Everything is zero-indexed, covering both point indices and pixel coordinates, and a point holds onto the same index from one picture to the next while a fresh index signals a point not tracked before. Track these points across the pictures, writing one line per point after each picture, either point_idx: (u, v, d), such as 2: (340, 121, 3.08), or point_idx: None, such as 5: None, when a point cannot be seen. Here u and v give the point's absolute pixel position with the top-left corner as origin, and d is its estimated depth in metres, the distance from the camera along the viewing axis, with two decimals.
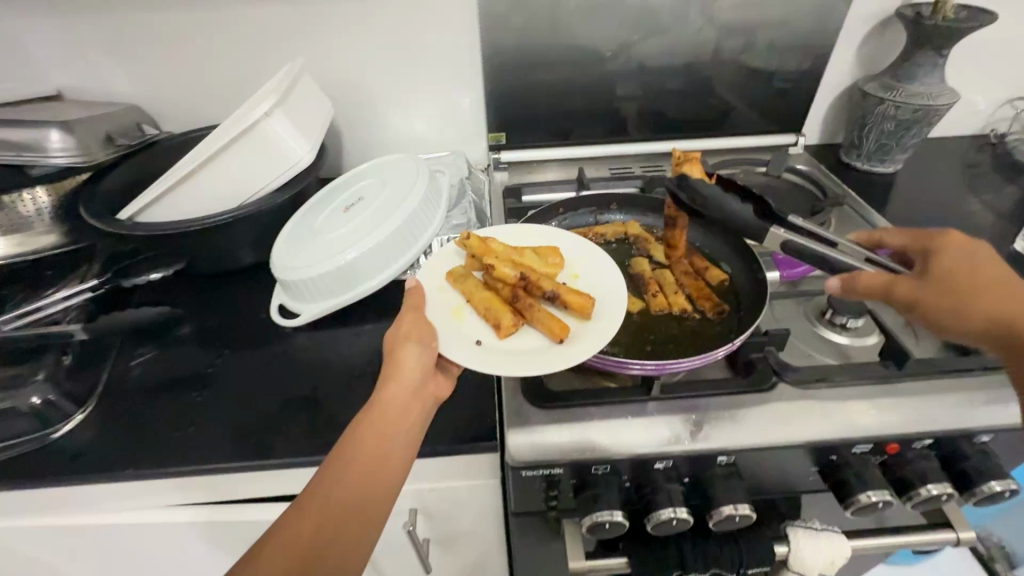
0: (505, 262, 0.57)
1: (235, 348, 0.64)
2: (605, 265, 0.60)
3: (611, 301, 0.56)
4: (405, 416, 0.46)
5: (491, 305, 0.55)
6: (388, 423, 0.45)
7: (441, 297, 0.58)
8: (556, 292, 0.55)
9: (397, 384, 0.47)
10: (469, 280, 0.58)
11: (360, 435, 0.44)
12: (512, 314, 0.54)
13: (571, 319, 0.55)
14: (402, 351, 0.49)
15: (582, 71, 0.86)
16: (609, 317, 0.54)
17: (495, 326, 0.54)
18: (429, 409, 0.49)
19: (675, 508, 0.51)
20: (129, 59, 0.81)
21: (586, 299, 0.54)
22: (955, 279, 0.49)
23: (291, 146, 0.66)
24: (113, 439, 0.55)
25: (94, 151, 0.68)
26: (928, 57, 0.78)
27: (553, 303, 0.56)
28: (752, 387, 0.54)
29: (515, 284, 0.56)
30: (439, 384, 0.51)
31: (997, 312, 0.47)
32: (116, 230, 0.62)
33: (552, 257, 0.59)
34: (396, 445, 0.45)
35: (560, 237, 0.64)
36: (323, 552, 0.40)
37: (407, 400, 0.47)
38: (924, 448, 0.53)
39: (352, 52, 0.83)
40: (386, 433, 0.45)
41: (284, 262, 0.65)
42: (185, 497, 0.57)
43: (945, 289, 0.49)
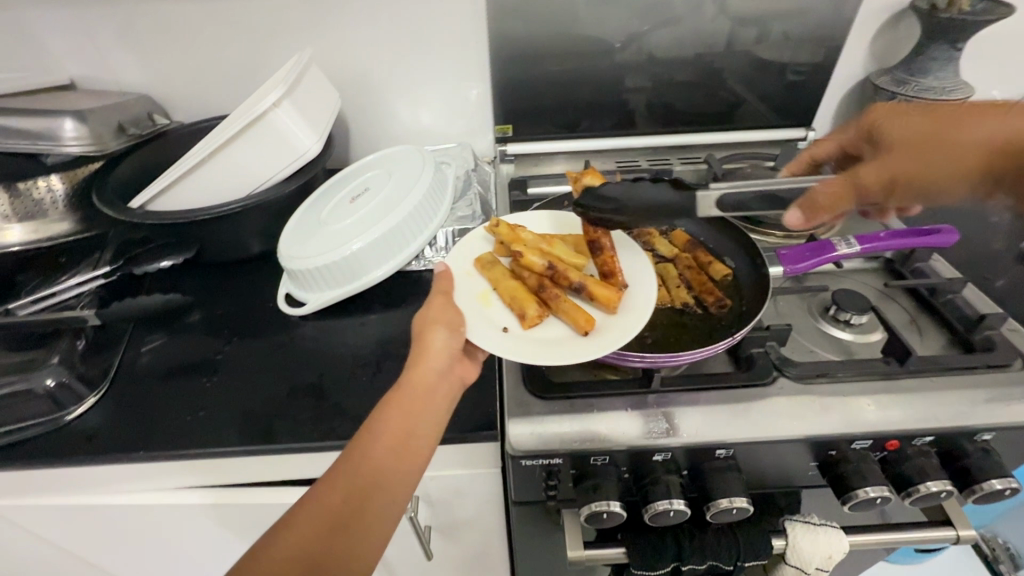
0: (534, 250, 0.57)
1: (243, 336, 0.66)
2: (631, 257, 0.60)
3: (638, 292, 0.56)
4: (434, 397, 0.47)
5: (517, 295, 0.55)
6: (419, 403, 0.46)
7: (467, 282, 0.58)
8: (583, 284, 0.55)
9: (427, 367, 0.47)
10: (497, 267, 0.58)
11: (390, 412, 0.44)
12: (537, 305, 0.55)
13: (597, 310, 0.55)
14: (431, 334, 0.50)
15: (590, 62, 0.85)
16: (640, 307, 0.54)
17: (520, 315, 0.54)
18: (455, 392, 0.50)
19: (672, 500, 0.52)
20: (141, 48, 0.82)
21: (613, 292, 0.54)
22: (935, 134, 0.58)
23: (299, 137, 0.67)
24: (125, 421, 0.57)
25: (106, 140, 0.69)
26: (942, 51, 0.76)
27: (579, 295, 0.56)
28: (753, 380, 0.54)
29: (542, 273, 0.57)
30: (467, 367, 0.52)
31: (979, 137, 0.56)
32: (127, 219, 0.63)
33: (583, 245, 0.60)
34: (425, 425, 0.45)
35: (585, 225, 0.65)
36: (354, 522, 0.40)
37: (435, 382, 0.48)
38: (924, 445, 0.53)
39: (361, 43, 0.84)
40: (416, 409, 0.45)
41: (299, 249, 0.66)
42: (193, 479, 0.58)
43: (931, 144, 0.58)
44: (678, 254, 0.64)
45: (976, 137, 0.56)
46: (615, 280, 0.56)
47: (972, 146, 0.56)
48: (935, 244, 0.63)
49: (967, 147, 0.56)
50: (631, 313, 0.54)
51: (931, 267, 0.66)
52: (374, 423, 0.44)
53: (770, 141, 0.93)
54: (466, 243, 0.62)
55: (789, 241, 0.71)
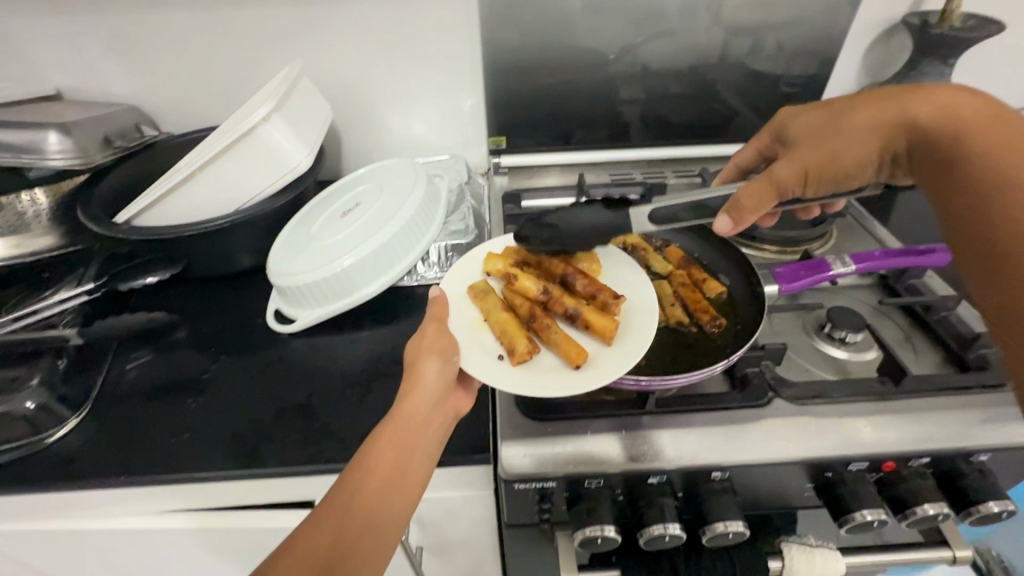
0: (529, 275, 0.56)
1: (231, 353, 0.64)
2: (633, 277, 0.58)
3: (638, 318, 0.54)
4: (426, 431, 0.46)
5: (506, 328, 0.53)
6: (408, 438, 0.44)
7: (462, 308, 0.57)
8: (577, 313, 0.53)
9: (418, 400, 0.46)
10: (489, 297, 0.56)
11: (379, 446, 0.43)
12: (526, 340, 0.52)
13: (592, 342, 0.53)
14: (424, 364, 0.48)
15: (584, 74, 0.85)
16: (641, 335, 0.52)
17: (509, 350, 0.52)
18: (447, 424, 0.49)
19: (667, 524, 0.51)
20: (130, 59, 0.81)
21: (608, 322, 0.52)
22: (833, 122, 0.53)
23: (288, 151, 0.66)
24: (107, 443, 0.56)
25: (91, 152, 0.68)
26: (935, 66, 0.77)
27: (574, 323, 0.54)
28: (748, 402, 0.53)
29: (536, 298, 0.56)
30: (461, 399, 0.51)
31: (876, 118, 0.50)
32: (113, 235, 0.62)
33: (590, 265, 0.59)
34: (415, 460, 0.44)
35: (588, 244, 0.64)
36: (342, 563, 0.38)
37: (427, 415, 0.46)
38: (920, 467, 0.53)
39: (353, 53, 0.83)
40: (407, 444, 0.44)
41: (288, 266, 0.64)
42: (177, 502, 0.56)
43: (837, 133, 0.52)
44: (673, 271, 0.63)
45: (877, 118, 0.50)
46: (608, 297, 0.54)
47: (871, 127, 0.50)
48: (928, 265, 0.63)
49: (870, 130, 0.50)
50: (632, 339, 0.52)
51: (925, 283, 0.66)
52: (362, 459, 0.43)
53: None
54: (460, 266, 0.61)
55: (782, 257, 0.71)
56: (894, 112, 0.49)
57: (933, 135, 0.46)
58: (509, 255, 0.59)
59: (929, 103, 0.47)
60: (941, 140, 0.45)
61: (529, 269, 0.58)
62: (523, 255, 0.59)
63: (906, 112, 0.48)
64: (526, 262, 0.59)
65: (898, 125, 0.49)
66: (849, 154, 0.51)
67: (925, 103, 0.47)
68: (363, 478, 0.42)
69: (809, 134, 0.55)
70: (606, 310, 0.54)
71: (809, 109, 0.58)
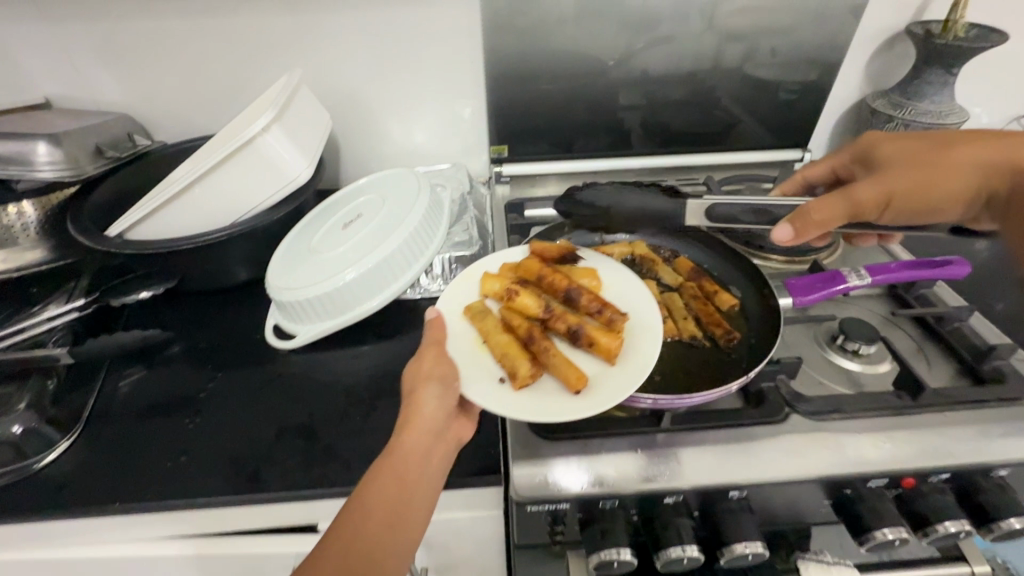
0: (529, 292, 0.54)
1: (228, 370, 0.62)
2: (638, 292, 0.57)
3: (640, 337, 0.52)
4: (427, 461, 0.44)
5: (508, 352, 0.51)
6: (410, 471, 0.42)
7: (459, 329, 0.55)
8: (582, 331, 0.51)
9: (418, 429, 0.44)
10: (488, 318, 0.54)
11: (378, 481, 0.41)
12: (529, 363, 0.50)
13: (596, 364, 0.51)
14: (424, 390, 0.46)
15: (585, 81, 0.84)
16: (643, 352, 0.50)
17: (511, 375, 0.50)
18: (450, 452, 0.47)
19: (685, 546, 0.49)
20: (122, 67, 0.79)
21: (614, 342, 0.50)
22: (931, 154, 0.55)
23: (288, 162, 0.64)
24: (101, 468, 0.53)
25: (82, 163, 0.66)
26: (938, 75, 0.76)
27: (577, 342, 0.52)
28: (765, 418, 0.53)
29: (537, 317, 0.54)
30: (461, 426, 0.50)
31: (979, 161, 0.53)
32: (105, 249, 0.60)
33: (592, 281, 0.56)
34: (418, 492, 0.42)
35: (590, 257, 0.61)
36: None
37: (429, 444, 0.45)
38: (939, 482, 0.51)
39: (351, 61, 0.81)
40: (410, 476, 0.42)
41: (286, 281, 0.62)
42: (171, 529, 0.54)
43: (933, 165, 0.54)
44: (683, 283, 0.63)
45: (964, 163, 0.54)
46: (611, 314, 0.52)
47: (971, 170, 0.53)
48: (946, 276, 0.62)
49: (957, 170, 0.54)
50: (635, 355, 0.50)
51: (935, 294, 0.66)
52: (361, 494, 0.41)
53: (766, 162, 0.93)
54: (457, 285, 0.59)
55: (791, 266, 0.71)
56: (995, 160, 0.53)
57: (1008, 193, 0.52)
58: (507, 274, 0.58)
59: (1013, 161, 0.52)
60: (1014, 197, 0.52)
61: (530, 285, 0.56)
62: (522, 272, 0.57)
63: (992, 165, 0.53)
64: (525, 280, 0.57)
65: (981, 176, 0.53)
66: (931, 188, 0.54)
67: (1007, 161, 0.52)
68: (362, 517, 0.40)
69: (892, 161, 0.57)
70: (609, 327, 0.52)
71: (893, 137, 0.60)
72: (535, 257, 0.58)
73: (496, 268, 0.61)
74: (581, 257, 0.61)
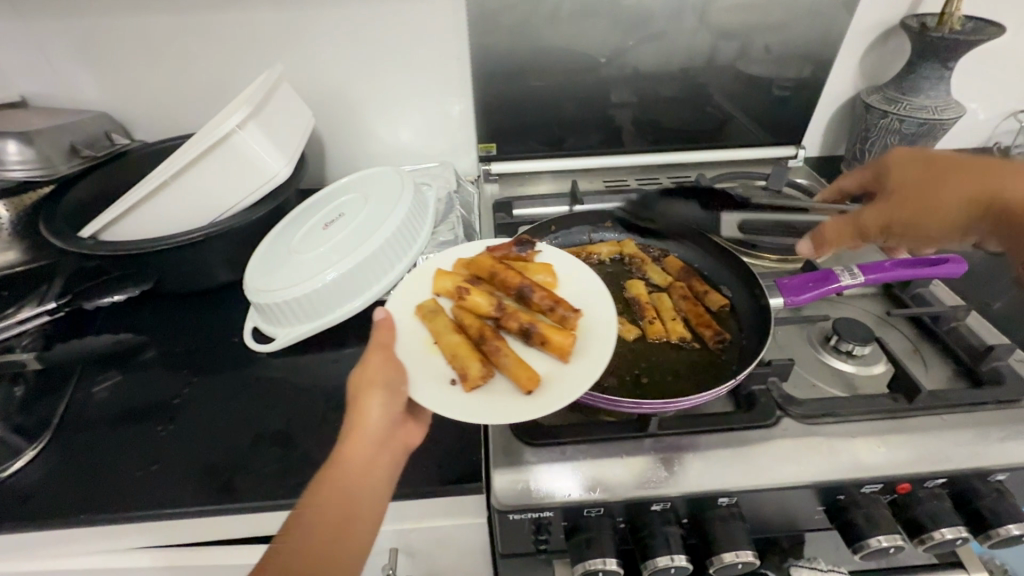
0: (481, 291, 0.53)
1: (204, 375, 0.60)
2: (591, 287, 0.55)
3: (594, 332, 0.50)
4: (371, 473, 0.42)
5: (458, 352, 0.48)
6: (349, 490, 0.41)
7: (409, 330, 0.52)
8: (533, 329, 0.49)
9: (360, 442, 0.43)
10: (439, 317, 0.52)
11: (319, 501, 0.40)
12: (479, 363, 0.48)
13: (549, 362, 0.49)
14: (366, 400, 0.44)
15: (575, 77, 0.82)
16: (597, 348, 0.49)
17: (461, 376, 0.47)
18: (397, 461, 0.45)
19: (673, 555, 0.48)
20: (98, 64, 0.77)
21: (565, 339, 0.48)
22: (932, 185, 0.53)
23: (266, 160, 0.62)
24: (69, 478, 0.51)
25: (55, 162, 0.64)
26: (933, 69, 0.75)
27: (530, 340, 0.50)
28: (757, 422, 0.51)
29: (489, 316, 0.53)
30: (410, 430, 0.47)
31: (979, 195, 0.50)
32: (76, 250, 0.58)
33: (547, 277, 0.55)
34: (361, 512, 0.41)
35: (547, 249, 0.59)
36: None
37: (372, 458, 0.43)
38: (936, 488, 0.50)
39: (335, 58, 0.80)
40: (350, 493, 0.41)
41: (263, 283, 0.61)
42: (143, 540, 0.52)
43: (934, 197, 0.52)
44: (672, 283, 0.62)
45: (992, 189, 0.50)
46: (563, 311, 0.51)
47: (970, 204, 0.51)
48: (944, 275, 0.61)
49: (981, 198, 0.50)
50: (589, 350, 0.49)
51: (932, 293, 0.64)
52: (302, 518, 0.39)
53: (760, 159, 0.91)
54: (409, 282, 0.56)
55: (784, 265, 0.69)
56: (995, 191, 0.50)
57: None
58: (459, 272, 0.57)
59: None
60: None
61: (482, 284, 0.55)
62: (475, 270, 0.56)
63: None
64: (479, 278, 0.56)
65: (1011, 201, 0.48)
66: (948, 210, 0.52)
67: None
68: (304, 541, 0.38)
69: (917, 179, 0.55)
70: (562, 325, 0.51)
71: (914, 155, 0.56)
72: (486, 254, 0.57)
73: (450, 264, 0.59)
74: (535, 248, 0.59)
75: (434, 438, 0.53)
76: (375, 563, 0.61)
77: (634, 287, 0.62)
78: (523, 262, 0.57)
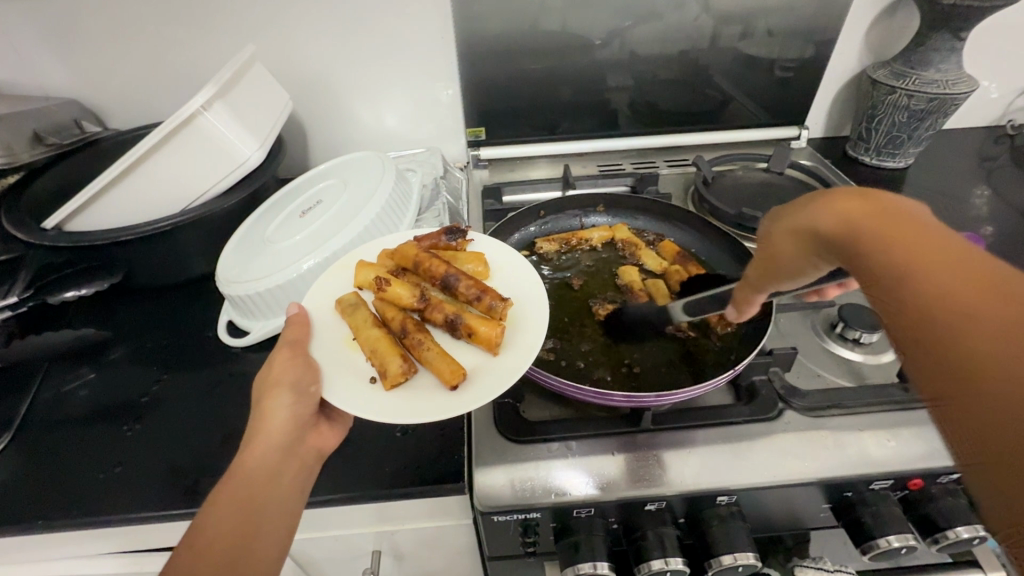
0: (403, 281, 0.50)
1: (175, 372, 0.57)
2: (524, 276, 0.51)
3: (527, 320, 0.47)
4: (278, 476, 0.41)
5: (377, 346, 0.44)
6: (256, 493, 0.39)
7: (330, 328, 0.48)
8: (460, 320, 0.46)
9: (264, 444, 0.41)
10: (359, 311, 0.47)
11: (222, 502, 0.38)
12: (399, 358, 0.44)
13: (477, 353, 0.46)
14: (270, 402, 0.42)
15: (567, 59, 0.79)
16: (527, 340, 0.45)
17: (380, 373, 0.43)
18: (309, 466, 0.44)
19: (668, 558, 0.44)
20: (63, 49, 0.73)
21: (492, 329, 0.44)
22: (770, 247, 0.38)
23: (234, 144, 0.59)
24: (28, 482, 0.49)
25: (17, 150, 0.61)
26: (945, 41, 0.70)
27: (457, 332, 0.47)
28: (758, 416, 0.48)
29: (412, 308, 0.49)
30: (324, 435, 0.46)
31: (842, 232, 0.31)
32: (37, 241, 0.55)
33: (476, 267, 0.51)
34: (270, 515, 0.39)
35: (478, 238, 0.55)
36: None
37: (277, 461, 0.41)
38: (951, 484, 0.46)
39: (311, 41, 0.75)
40: (258, 495, 0.39)
41: (232, 274, 0.58)
42: (110, 545, 0.50)
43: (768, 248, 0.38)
44: (667, 268, 0.60)
45: (795, 215, 0.35)
46: (491, 300, 0.47)
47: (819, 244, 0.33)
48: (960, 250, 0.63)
49: (782, 226, 0.36)
50: (520, 341, 0.45)
51: None
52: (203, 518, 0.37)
53: (760, 142, 0.87)
54: (329, 274, 0.53)
55: None
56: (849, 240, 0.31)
57: (870, 252, 0.29)
58: (384, 263, 0.53)
59: (876, 201, 0.31)
60: (875, 255, 0.29)
61: (408, 274, 0.51)
62: (399, 261, 0.52)
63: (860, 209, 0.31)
64: (403, 268, 0.52)
65: (801, 224, 0.34)
66: (776, 246, 0.37)
67: (847, 201, 0.32)
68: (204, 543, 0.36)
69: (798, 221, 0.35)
70: (490, 315, 0.47)
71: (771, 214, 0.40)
72: (413, 243, 0.53)
73: (373, 257, 0.55)
74: (468, 237, 0.55)
75: (414, 436, 0.51)
76: (360, 565, 0.59)
77: (628, 275, 0.59)
78: (453, 251, 0.53)
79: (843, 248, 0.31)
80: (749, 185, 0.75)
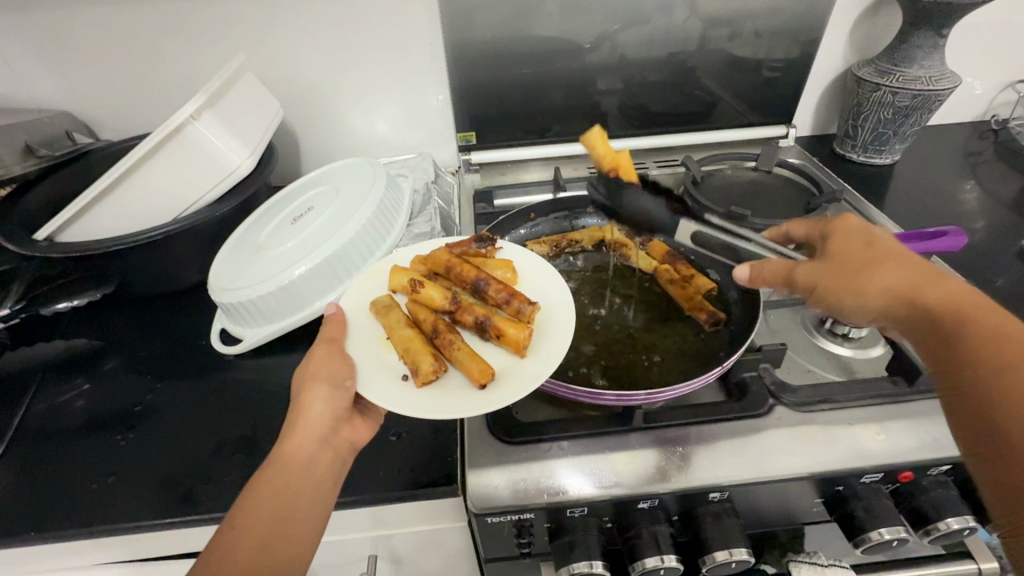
0: (436, 284, 0.50)
1: (170, 380, 0.58)
2: (550, 282, 0.52)
3: (557, 327, 0.47)
4: (313, 467, 0.42)
5: (410, 345, 0.45)
6: (292, 481, 0.40)
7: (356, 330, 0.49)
8: (490, 322, 0.47)
9: (302, 434, 0.42)
10: (393, 313, 0.48)
11: (262, 487, 0.40)
12: (432, 358, 0.44)
13: (505, 354, 0.46)
14: (309, 395, 0.43)
15: (557, 62, 0.79)
16: (555, 342, 0.46)
17: (412, 371, 0.44)
18: (342, 460, 0.44)
19: (663, 555, 0.45)
20: (55, 63, 0.73)
21: (522, 332, 0.45)
22: (853, 265, 0.43)
23: (223, 153, 0.59)
24: (21, 495, 0.49)
25: (7, 163, 0.62)
26: (928, 38, 0.71)
27: (485, 334, 0.47)
28: (748, 412, 0.48)
29: (443, 310, 0.50)
30: (356, 429, 0.46)
31: (944, 301, 0.39)
32: (27, 251, 0.54)
33: (506, 273, 0.51)
34: (303, 504, 0.40)
35: (508, 246, 0.56)
36: None
37: (314, 453, 0.42)
38: (940, 474, 0.47)
39: (304, 50, 0.76)
40: (294, 486, 0.40)
41: (242, 275, 0.58)
42: (104, 554, 0.50)
43: (847, 269, 0.43)
44: (656, 268, 0.60)
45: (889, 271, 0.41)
46: (520, 303, 0.47)
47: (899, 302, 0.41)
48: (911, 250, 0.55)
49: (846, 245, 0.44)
50: (546, 345, 0.46)
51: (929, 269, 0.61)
52: (242, 503, 0.39)
53: (749, 141, 0.88)
54: (364, 279, 0.53)
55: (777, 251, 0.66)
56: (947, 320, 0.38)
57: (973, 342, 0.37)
58: (416, 268, 0.53)
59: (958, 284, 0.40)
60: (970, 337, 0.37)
61: (440, 280, 0.52)
62: (431, 266, 0.53)
63: (889, 272, 0.41)
64: (434, 273, 0.53)
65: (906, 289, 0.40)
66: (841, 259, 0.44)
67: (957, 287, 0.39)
68: (239, 533, 0.38)
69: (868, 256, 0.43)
70: (518, 318, 0.47)
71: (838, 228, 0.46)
72: (445, 248, 0.54)
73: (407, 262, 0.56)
74: (497, 245, 0.56)
75: (407, 441, 0.51)
76: (355, 570, 0.59)
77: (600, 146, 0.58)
78: (482, 258, 0.54)
79: (926, 320, 0.39)
80: (738, 184, 0.76)
